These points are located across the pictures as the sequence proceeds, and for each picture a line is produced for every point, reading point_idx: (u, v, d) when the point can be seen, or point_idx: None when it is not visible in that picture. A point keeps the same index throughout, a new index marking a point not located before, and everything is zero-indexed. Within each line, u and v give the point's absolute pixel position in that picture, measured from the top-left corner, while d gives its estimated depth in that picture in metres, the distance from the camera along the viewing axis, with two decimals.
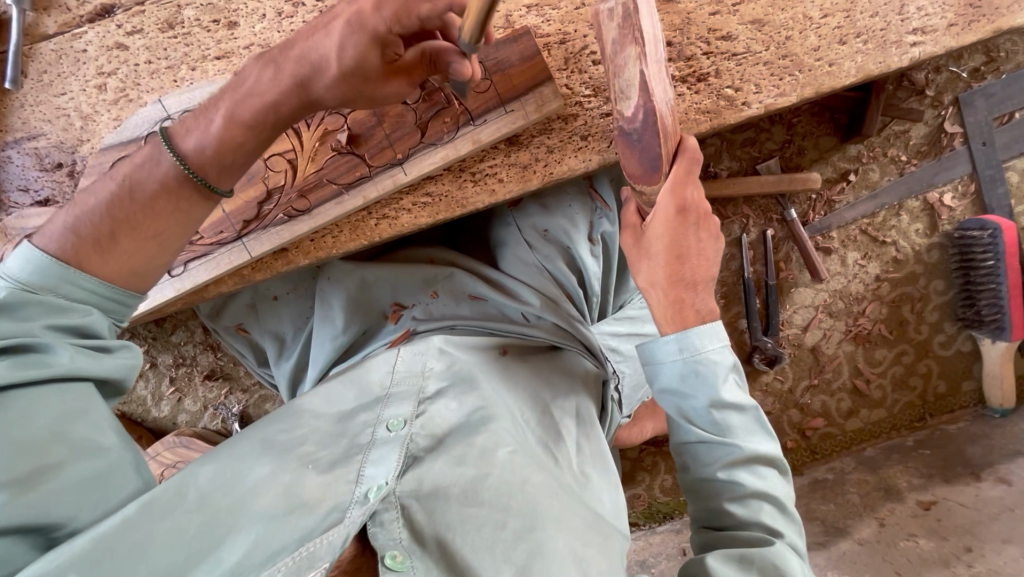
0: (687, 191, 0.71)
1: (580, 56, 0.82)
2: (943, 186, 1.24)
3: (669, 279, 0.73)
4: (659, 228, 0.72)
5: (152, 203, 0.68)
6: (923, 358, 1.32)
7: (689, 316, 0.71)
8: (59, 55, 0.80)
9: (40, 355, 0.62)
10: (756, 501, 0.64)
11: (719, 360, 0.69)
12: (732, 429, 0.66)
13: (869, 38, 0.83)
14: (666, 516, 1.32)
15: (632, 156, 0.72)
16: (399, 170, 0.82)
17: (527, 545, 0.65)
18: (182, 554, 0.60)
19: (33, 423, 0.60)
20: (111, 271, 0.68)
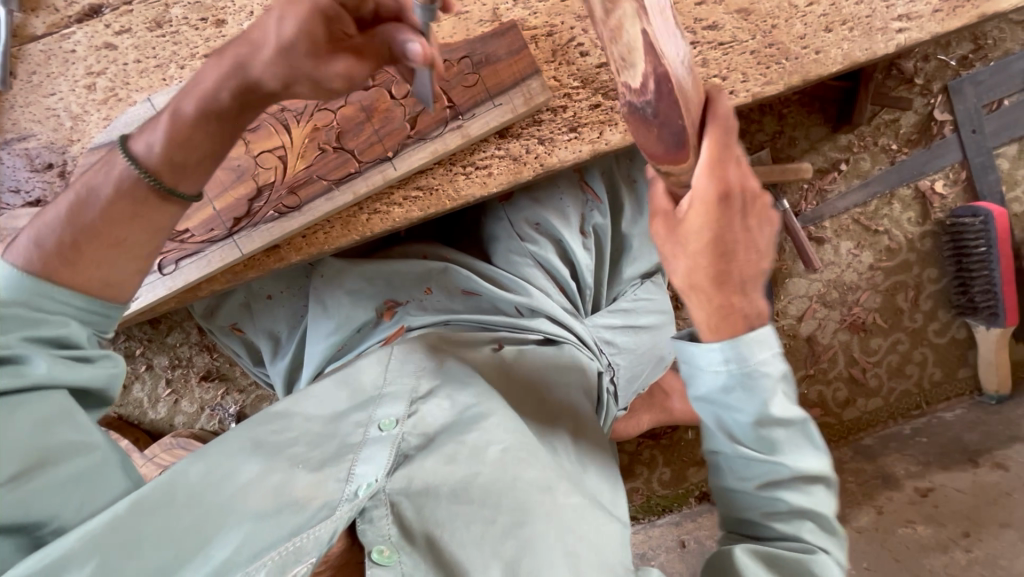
0: (729, 171, 0.55)
1: (567, 48, 0.83)
2: (934, 173, 1.24)
3: (704, 284, 0.60)
4: (694, 222, 0.57)
5: (112, 210, 0.68)
6: (918, 346, 1.32)
7: (738, 323, 0.59)
8: (48, 55, 0.81)
9: (15, 365, 0.62)
10: (800, 519, 0.60)
11: (771, 369, 0.58)
12: (777, 446, 0.59)
13: (854, 26, 0.83)
14: (665, 509, 1.32)
15: (650, 134, 0.57)
16: (389, 165, 0.82)
17: (516, 540, 0.66)
18: (169, 552, 0.61)
19: (14, 430, 0.61)
20: (80, 281, 0.67)
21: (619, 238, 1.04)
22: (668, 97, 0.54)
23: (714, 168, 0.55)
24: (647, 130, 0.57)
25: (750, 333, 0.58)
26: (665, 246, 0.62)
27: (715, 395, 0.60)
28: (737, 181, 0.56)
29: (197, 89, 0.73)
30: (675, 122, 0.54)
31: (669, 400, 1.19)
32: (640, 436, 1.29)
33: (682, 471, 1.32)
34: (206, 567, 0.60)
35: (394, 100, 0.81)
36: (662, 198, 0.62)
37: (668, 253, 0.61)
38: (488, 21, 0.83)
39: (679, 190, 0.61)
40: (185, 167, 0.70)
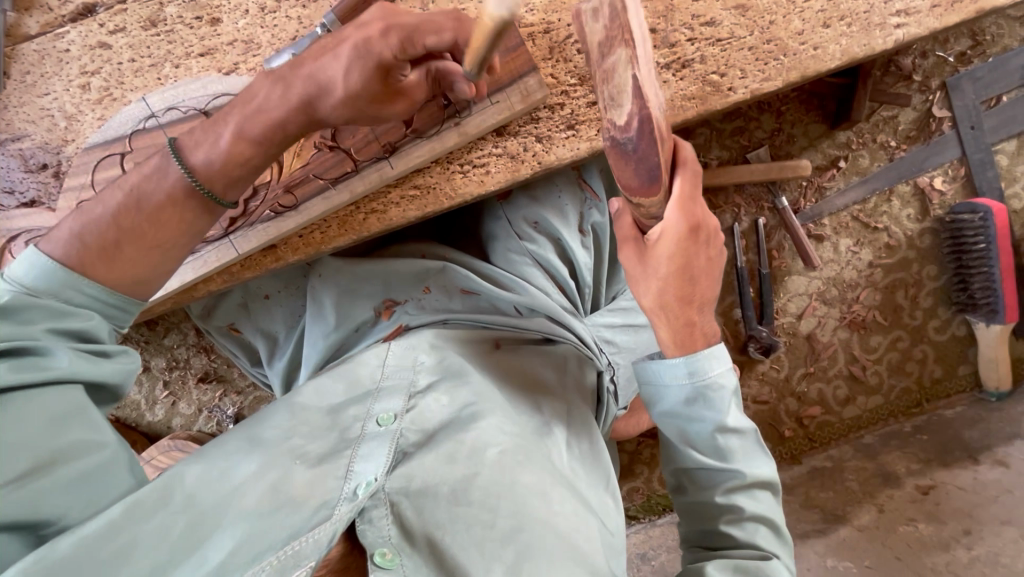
0: (695, 209, 0.64)
1: (565, 45, 0.82)
2: (933, 170, 1.24)
3: (671, 303, 0.68)
4: (662, 249, 0.66)
5: (159, 213, 0.70)
6: (918, 344, 1.32)
7: (698, 338, 0.69)
8: (42, 55, 0.80)
9: (37, 359, 0.63)
10: (756, 524, 0.64)
11: (725, 383, 0.67)
12: (732, 454, 0.66)
13: (852, 21, 0.83)
14: (665, 509, 1.32)
15: (627, 169, 0.59)
16: (386, 163, 0.81)
17: (515, 545, 0.64)
18: (163, 554, 0.60)
19: (29, 426, 0.61)
20: (116, 278, 0.69)
21: (617, 236, 1.04)
22: (644, 135, 0.55)
23: (683, 208, 0.63)
24: (625, 167, 0.58)
25: (707, 349, 0.68)
26: (635, 269, 0.69)
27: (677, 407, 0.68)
28: (701, 220, 0.65)
29: (250, 100, 0.72)
30: (650, 162, 0.57)
31: None
32: (640, 435, 1.28)
33: None
34: (199, 570, 0.59)
35: None
36: (629, 227, 0.69)
37: (638, 275, 0.69)
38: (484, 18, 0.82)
39: (646, 222, 0.66)
40: (235, 181, 0.72)
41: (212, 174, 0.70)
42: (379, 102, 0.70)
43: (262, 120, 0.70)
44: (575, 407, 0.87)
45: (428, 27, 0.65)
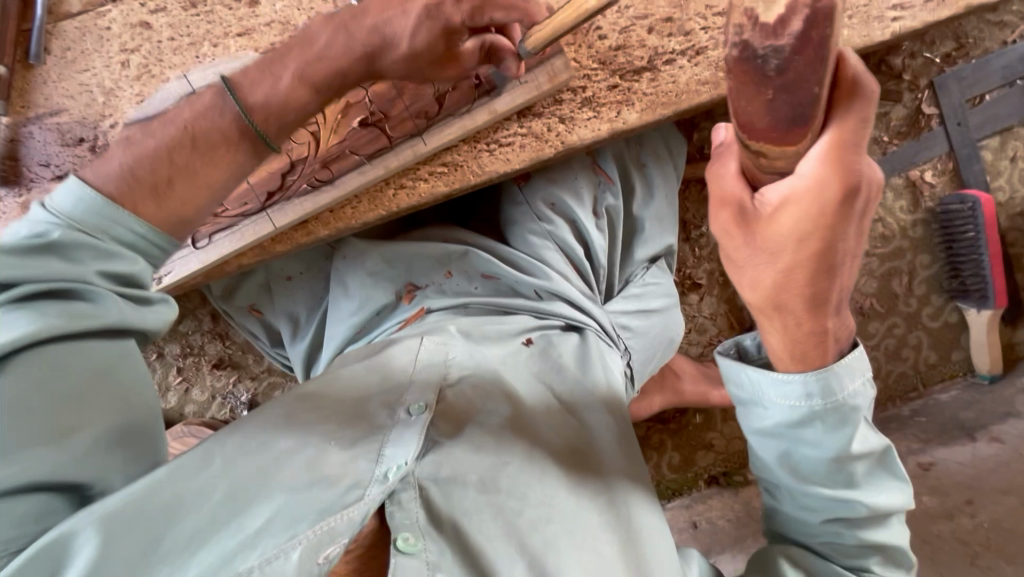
0: (855, 164, 0.44)
1: (587, 32, 0.87)
2: (924, 164, 1.30)
3: (786, 304, 0.53)
4: (786, 221, 0.46)
5: (213, 153, 0.71)
6: (913, 330, 1.37)
7: (812, 357, 0.57)
8: (82, 32, 0.83)
9: (85, 304, 0.62)
10: (866, 550, 0.64)
11: (856, 402, 0.58)
12: (857, 481, 0.61)
13: (853, 14, 0.89)
14: (675, 493, 1.34)
15: (759, 100, 0.40)
16: (419, 140, 0.84)
17: (543, 534, 0.67)
18: (203, 520, 0.62)
19: (68, 376, 0.61)
20: (163, 216, 0.69)
21: (629, 220, 1.08)
22: (807, 49, 0.38)
23: (833, 168, 0.43)
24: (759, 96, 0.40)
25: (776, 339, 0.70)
26: (739, 248, 0.52)
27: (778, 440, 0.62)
28: (863, 178, 0.44)
29: (311, 46, 0.74)
30: (804, 93, 0.39)
31: (679, 381, 1.22)
32: (649, 420, 1.31)
33: (690, 455, 1.35)
34: (236, 537, 0.60)
35: None
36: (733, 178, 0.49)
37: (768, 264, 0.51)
38: None
39: (761, 174, 0.47)
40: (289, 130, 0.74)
41: (265, 116, 0.72)
42: (438, 65, 0.74)
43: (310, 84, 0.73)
44: (615, 468, 0.77)
45: (498, 0, 0.70)
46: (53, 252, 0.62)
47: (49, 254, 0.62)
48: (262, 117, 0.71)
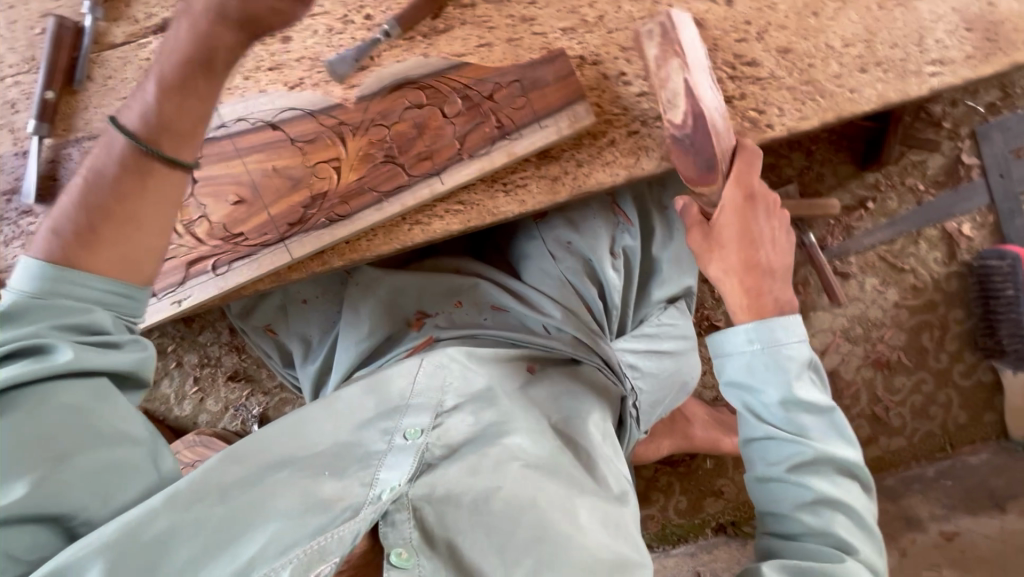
0: (753, 179, 0.79)
1: (611, 79, 0.87)
2: (961, 216, 1.26)
3: (748, 272, 0.79)
4: (727, 221, 0.79)
5: (121, 185, 0.66)
6: (943, 388, 1.29)
7: (767, 305, 0.78)
8: (125, 62, 0.87)
9: (42, 357, 0.62)
10: (825, 506, 0.68)
11: (750, 352, 0.75)
12: (806, 430, 0.71)
13: (888, 68, 0.87)
14: (680, 539, 1.30)
15: (689, 159, 0.78)
16: (436, 180, 0.83)
17: (534, 553, 0.64)
18: (201, 544, 0.60)
19: (46, 419, 0.61)
20: (110, 262, 0.66)
21: (648, 261, 1.05)
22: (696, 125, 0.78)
23: (736, 179, 0.79)
24: (684, 156, 0.79)
25: (776, 320, 0.75)
26: (707, 251, 0.81)
27: (771, 419, 0.73)
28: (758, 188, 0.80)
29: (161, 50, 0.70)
30: (705, 147, 0.78)
31: (690, 427, 1.20)
32: (658, 462, 1.28)
33: (698, 500, 1.31)
34: (232, 564, 0.59)
35: (446, 117, 0.83)
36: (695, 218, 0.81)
37: (708, 246, 0.80)
38: (538, 48, 0.86)
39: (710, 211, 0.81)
40: (184, 136, 0.68)
41: (153, 136, 0.67)
42: None
43: (193, 98, 0.68)
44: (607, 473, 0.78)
45: None
46: (16, 320, 0.64)
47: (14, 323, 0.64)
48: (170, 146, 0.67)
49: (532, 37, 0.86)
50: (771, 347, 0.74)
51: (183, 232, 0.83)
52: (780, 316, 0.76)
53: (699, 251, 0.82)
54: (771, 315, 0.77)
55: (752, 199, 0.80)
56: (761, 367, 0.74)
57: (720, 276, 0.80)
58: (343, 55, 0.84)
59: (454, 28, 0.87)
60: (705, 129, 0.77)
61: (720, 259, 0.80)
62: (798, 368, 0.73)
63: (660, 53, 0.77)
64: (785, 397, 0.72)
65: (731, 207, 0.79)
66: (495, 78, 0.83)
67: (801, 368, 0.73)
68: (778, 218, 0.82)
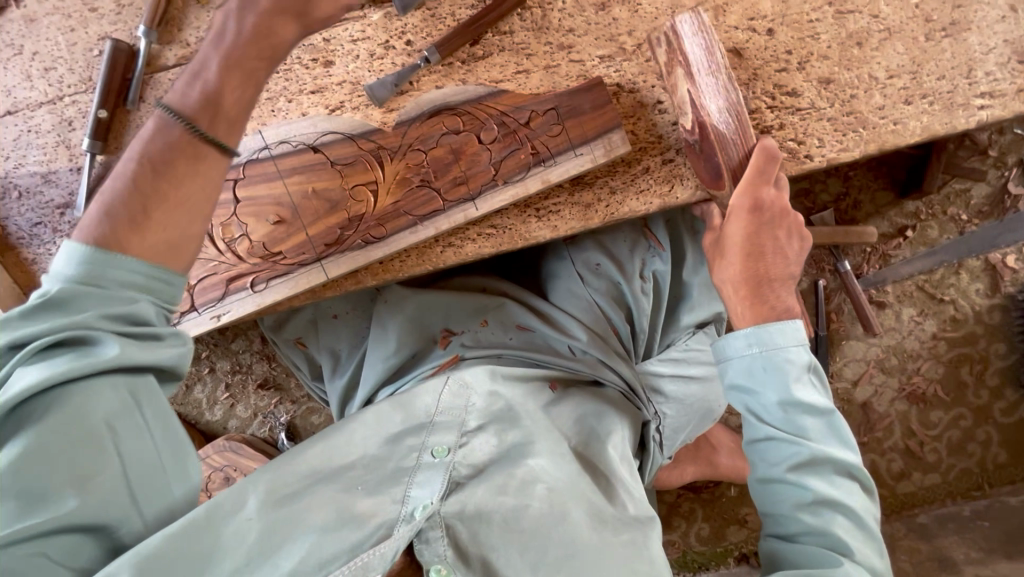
0: (761, 189, 0.78)
1: (648, 107, 0.87)
2: (1006, 247, 1.22)
3: (756, 279, 0.76)
4: (733, 227, 0.78)
5: (172, 166, 0.63)
6: (982, 424, 1.25)
7: (763, 312, 0.74)
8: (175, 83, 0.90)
9: (87, 351, 0.57)
10: (826, 509, 0.63)
11: (751, 354, 0.71)
12: (806, 430, 0.66)
13: (935, 100, 0.85)
14: (701, 567, 1.28)
15: (701, 163, 0.82)
16: (471, 205, 0.84)
17: (566, 571, 0.64)
18: (241, 558, 0.59)
19: (86, 421, 0.56)
20: (154, 246, 0.62)
21: (678, 285, 1.02)
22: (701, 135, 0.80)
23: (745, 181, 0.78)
24: (699, 162, 0.82)
25: (775, 323, 0.72)
26: (717, 257, 0.79)
27: (772, 421, 0.68)
28: (768, 196, 0.78)
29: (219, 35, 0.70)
30: (710, 161, 0.81)
31: (714, 454, 1.18)
32: (681, 487, 1.27)
33: (721, 528, 1.29)
34: None
35: (483, 144, 0.84)
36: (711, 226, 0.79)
37: (715, 253, 0.80)
38: (575, 77, 0.87)
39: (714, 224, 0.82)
40: (233, 123, 0.67)
41: (195, 107, 0.66)
42: None
43: (239, 72, 0.69)
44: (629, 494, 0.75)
45: None
46: (54, 307, 0.57)
47: (52, 311, 0.57)
48: (207, 120, 0.65)
49: (570, 65, 0.87)
50: (770, 348, 0.70)
51: (224, 249, 0.85)
52: (778, 320, 0.73)
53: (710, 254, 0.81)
54: (770, 319, 0.73)
55: (760, 209, 0.77)
56: (761, 369, 0.70)
57: (721, 279, 0.78)
58: (383, 80, 0.86)
59: (493, 55, 0.88)
60: (709, 133, 0.80)
61: (727, 262, 0.78)
62: (798, 369, 0.69)
63: (667, 58, 0.80)
64: (784, 397, 0.67)
65: (736, 217, 0.78)
66: (532, 105, 0.83)
67: (800, 370, 0.69)
68: (793, 230, 0.79)
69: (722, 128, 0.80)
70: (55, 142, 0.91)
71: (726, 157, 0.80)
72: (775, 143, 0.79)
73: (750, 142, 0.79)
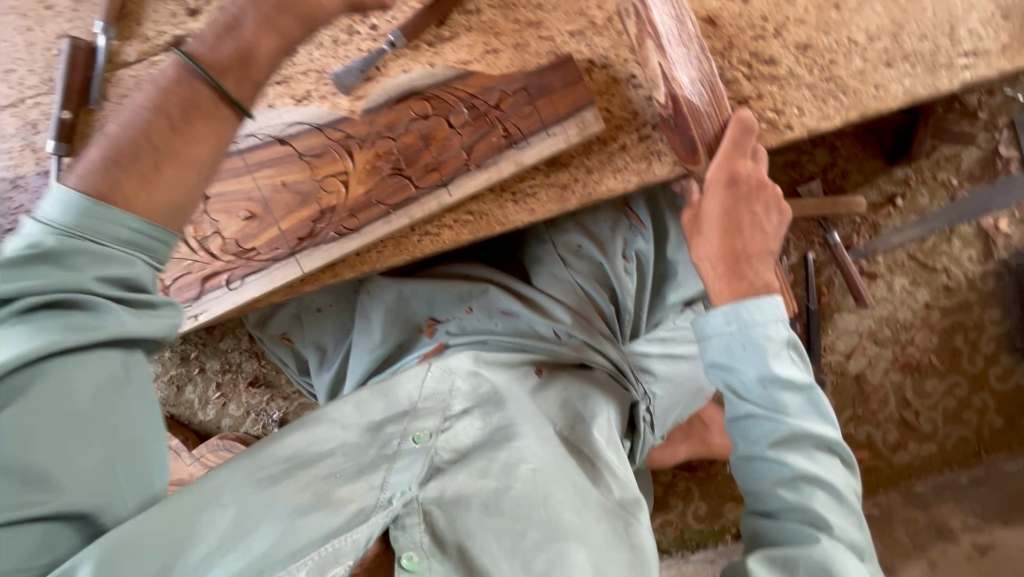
0: (738, 163, 0.77)
1: (621, 82, 0.84)
2: (998, 211, 1.19)
3: (735, 254, 0.74)
4: (710, 203, 0.76)
5: (187, 123, 0.60)
6: (978, 391, 1.24)
7: (742, 288, 0.73)
8: (138, 80, 0.88)
9: (88, 316, 0.54)
10: (806, 484, 0.62)
11: (731, 331, 0.70)
12: (785, 407, 0.65)
13: (917, 62, 0.82)
14: (699, 545, 1.28)
15: (676, 138, 0.80)
16: (444, 191, 0.82)
17: (547, 554, 0.60)
18: (217, 539, 0.56)
19: (72, 399, 0.53)
20: (160, 204, 0.59)
21: (663, 263, 1.00)
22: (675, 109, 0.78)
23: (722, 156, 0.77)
24: (673, 137, 0.80)
25: (753, 299, 0.70)
26: (695, 234, 0.78)
27: (751, 398, 0.67)
28: (744, 169, 0.77)
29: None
30: (686, 135, 0.79)
31: (707, 433, 1.17)
32: (675, 467, 1.26)
33: (718, 506, 1.28)
34: (243, 559, 0.54)
35: (453, 129, 0.82)
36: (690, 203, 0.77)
37: (692, 229, 0.78)
38: (544, 54, 0.84)
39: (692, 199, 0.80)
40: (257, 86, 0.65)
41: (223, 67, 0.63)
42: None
43: (274, 37, 0.67)
44: (615, 477, 0.74)
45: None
46: (49, 260, 0.53)
47: (47, 264, 0.53)
48: (235, 81, 0.63)
49: (539, 42, 0.85)
50: (749, 325, 0.69)
51: (197, 248, 0.85)
52: (757, 296, 0.71)
53: (687, 231, 0.80)
54: (748, 295, 0.72)
55: (736, 183, 0.76)
56: (740, 346, 0.69)
57: (698, 257, 0.77)
58: (349, 67, 0.84)
59: (460, 36, 0.86)
60: (682, 107, 0.78)
61: (706, 239, 0.76)
62: (777, 345, 0.68)
63: (637, 31, 0.78)
64: (764, 374, 0.66)
65: (712, 194, 0.77)
66: (501, 86, 0.82)
67: (779, 346, 0.68)
68: (772, 205, 0.78)
69: (694, 102, 0.78)
70: (20, 146, 0.89)
71: (699, 132, 0.78)
72: (750, 115, 0.77)
73: (724, 115, 0.78)
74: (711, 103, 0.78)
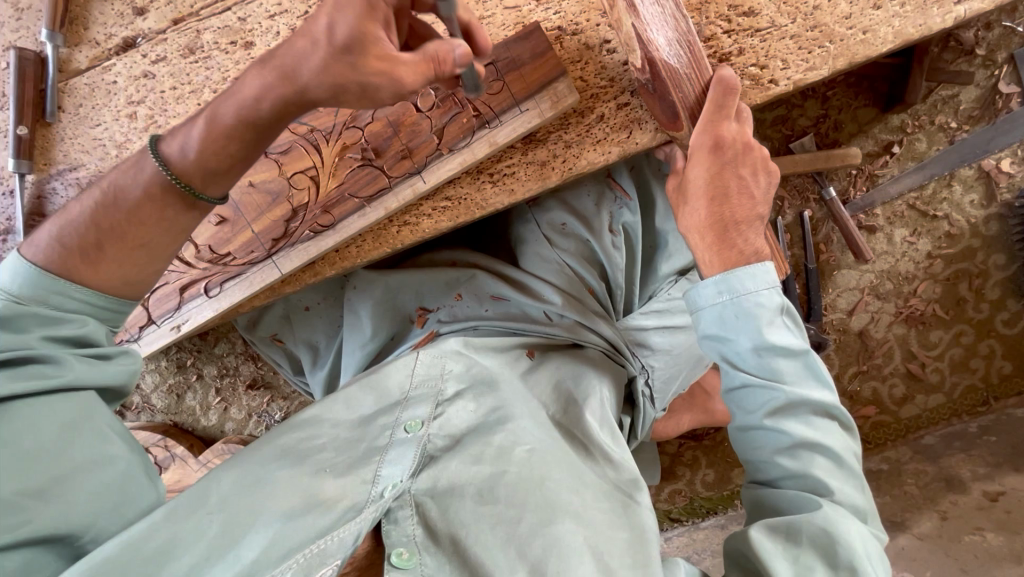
0: (722, 124, 0.72)
1: (594, 48, 0.80)
2: (1000, 152, 1.14)
3: (724, 222, 0.71)
4: (695, 172, 0.73)
5: (136, 210, 0.62)
6: (984, 338, 1.22)
7: (731, 257, 0.70)
8: (93, 88, 0.86)
9: (43, 368, 0.58)
10: (805, 451, 0.61)
11: (721, 303, 0.67)
12: (781, 374, 0.63)
13: (906, 1, 0.77)
14: (709, 512, 1.27)
15: (659, 104, 0.76)
16: (418, 178, 0.79)
17: (543, 539, 0.60)
18: (203, 550, 0.55)
19: (42, 436, 0.56)
20: (111, 279, 0.63)
21: (652, 234, 0.97)
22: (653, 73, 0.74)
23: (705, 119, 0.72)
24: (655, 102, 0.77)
25: (744, 266, 0.68)
26: (681, 203, 0.75)
27: (746, 368, 0.65)
28: (730, 130, 0.73)
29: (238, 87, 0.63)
30: (666, 99, 0.74)
31: (709, 400, 1.16)
32: (680, 437, 1.26)
33: (726, 472, 1.29)
34: (233, 569, 0.54)
35: (420, 112, 0.78)
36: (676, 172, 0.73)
37: (678, 198, 0.75)
38: (510, 27, 0.81)
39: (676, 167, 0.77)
40: (220, 175, 0.64)
41: (190, 168, 0.62)
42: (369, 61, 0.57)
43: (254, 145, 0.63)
44: (610, 456, 0.72)
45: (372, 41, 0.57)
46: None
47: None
48: (200, 181, 0.63)
49: (505, 13, 0.81)
50: (740, 293, 0.67)
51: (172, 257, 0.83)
52: (748, 263, 0.69)
53: (673, 200, 0.77)
54: (739, 264, 0.69)
55: (722, 147, 0.72)
56: (733, 316, 0.66)
57: (686, 228, 0.74)
58: None
59: None
60: (659, 70, 0.73)
61: (693, 208, 0.73)
62: (770, 313, 0.66)
63: None
64: (757, 344, 0.64)
65: (699, 160, 0.72)
66: None
67: (772, 313, 0.66)
68: (762, 168, 0.74)
69: (675, 64, 0.73)
70: None
71: (683, 95, 0.73)
72: (734, 73, 0.73)
73: (705, 74, 0.74)
74: (692, 64, 0.73)
